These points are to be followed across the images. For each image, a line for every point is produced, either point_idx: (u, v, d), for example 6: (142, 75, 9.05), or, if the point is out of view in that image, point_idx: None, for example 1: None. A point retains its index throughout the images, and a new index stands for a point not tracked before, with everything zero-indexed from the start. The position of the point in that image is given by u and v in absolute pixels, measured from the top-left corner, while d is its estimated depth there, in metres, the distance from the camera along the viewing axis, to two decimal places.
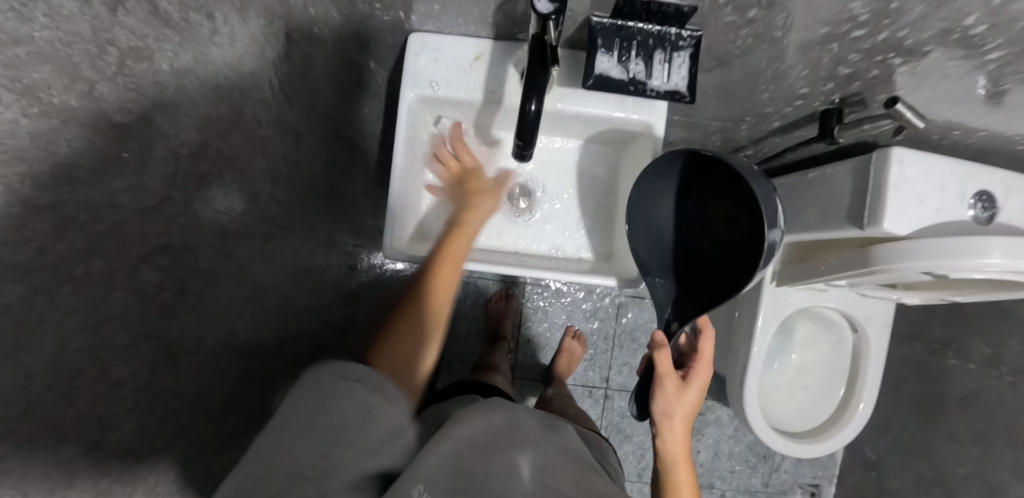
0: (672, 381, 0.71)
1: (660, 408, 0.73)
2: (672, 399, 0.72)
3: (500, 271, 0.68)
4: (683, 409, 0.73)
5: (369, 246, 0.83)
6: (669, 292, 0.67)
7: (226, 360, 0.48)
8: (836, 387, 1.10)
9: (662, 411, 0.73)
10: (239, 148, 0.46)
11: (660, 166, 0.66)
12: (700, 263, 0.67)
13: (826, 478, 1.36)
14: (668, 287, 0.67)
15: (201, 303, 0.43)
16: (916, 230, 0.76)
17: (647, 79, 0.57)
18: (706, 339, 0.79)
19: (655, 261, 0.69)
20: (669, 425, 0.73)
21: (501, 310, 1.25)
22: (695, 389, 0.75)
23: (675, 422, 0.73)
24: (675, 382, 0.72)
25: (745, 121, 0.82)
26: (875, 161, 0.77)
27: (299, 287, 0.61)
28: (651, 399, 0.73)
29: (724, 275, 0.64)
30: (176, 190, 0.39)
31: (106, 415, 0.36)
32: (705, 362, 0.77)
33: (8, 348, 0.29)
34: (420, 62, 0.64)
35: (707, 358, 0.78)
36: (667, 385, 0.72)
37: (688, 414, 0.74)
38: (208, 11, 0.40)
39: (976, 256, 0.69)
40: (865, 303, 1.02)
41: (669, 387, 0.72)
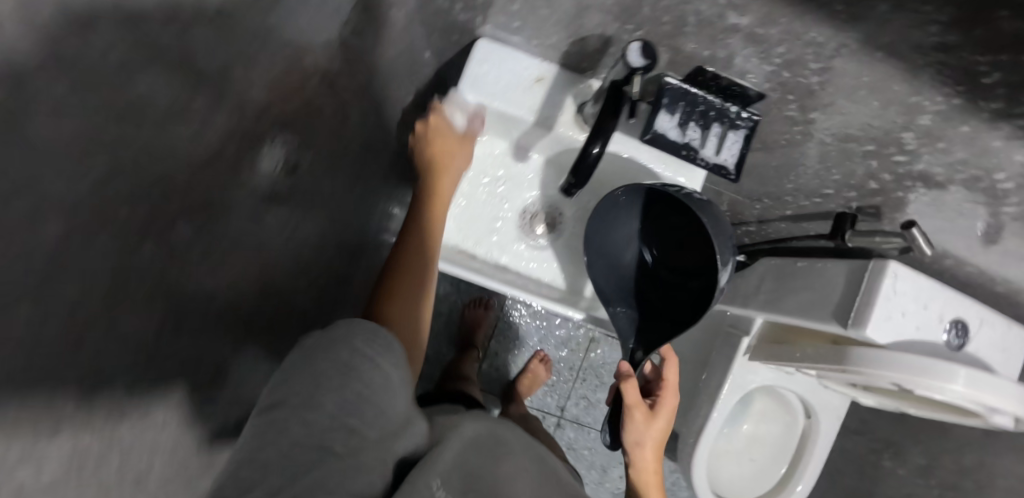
0: (641, 411, 0.71)
1: (630, 438, 0.73)
2: (641, 428, 0.72)
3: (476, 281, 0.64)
4: (651, 436, 0.73)
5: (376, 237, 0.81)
6: (631, 321, 0.66)
7: (223, 326, 0.45)
8: (777, 463, 1.16)
9: (633, 441, 0.73)
10: (295, 117, 0.45)
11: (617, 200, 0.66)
12: (660, 293, 0.67)
13: None
14: (630, 317, 0.67)
15: (220, 267, 0.41)
16: (895, 342, 0.80)
17: (700, 148, 0.58)
18: (671, 367, 0.78)
19: (616, 296, 0.68)
20: (637, 452, 0.73)
21: (476, 318, 1.25)
22: (663, 417, 0.75)
23: (644, 450, 0.73)
24: (644, 412, 0.72)
25: (762, 201, 0.86)
26: (871, 269, 0.81)
27: (309, 265, 0.59)
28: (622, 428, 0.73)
29: (685, 303, 0.64)
30: (228, 150, 0.37)
31: (113, 369, 0.33)
32: (671, 389, 0.77)
33: (39, 288, 0.26)
34: (482, 69, 0.63)
35: (670, 387, 0.77)
36: (636, 415, 0.71)
37: (658, 442, 0.74)
38: None
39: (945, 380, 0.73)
40: (824, 393, 1.08)
41: (637, 417, 0.71)
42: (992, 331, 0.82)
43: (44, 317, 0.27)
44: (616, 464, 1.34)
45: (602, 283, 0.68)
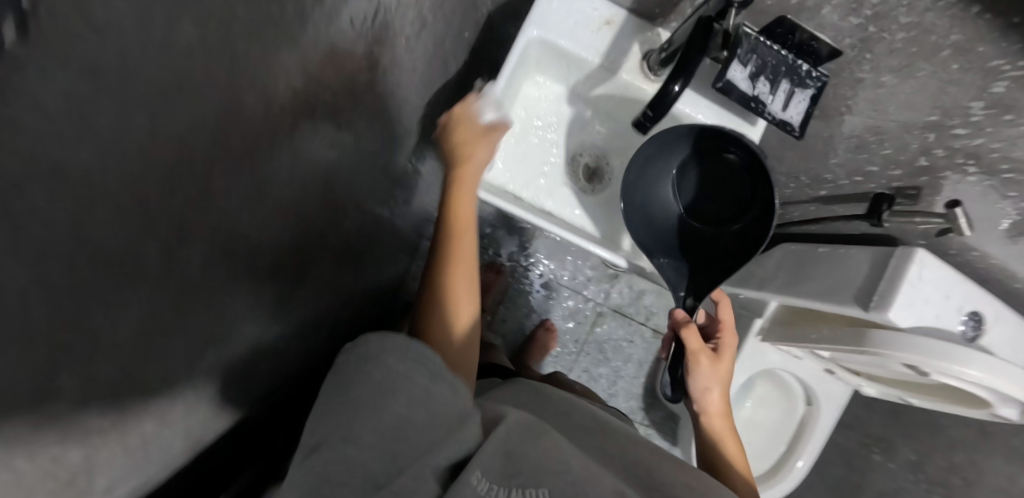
0: (706, 356, 0.74)
1: (698, 384, 0.76)
2: (708, 374, 0.76)
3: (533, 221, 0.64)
4: (718, 375, 0.77)
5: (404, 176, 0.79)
6: (677, 269, 0.67)
7: (279, 220, 0.43)
8: (774, 448, 1.17)
9: (701, 386, 0.76)
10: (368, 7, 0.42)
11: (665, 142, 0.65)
12: (701, 242, 0.69)
13: None
14: (676, 266, 0.68)
15: (284, 149, 0.39)
16: (915, 326, 0.82)
17: (768, 102, 0.59)
18: (724, 308, 0.82)
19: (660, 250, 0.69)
20: (705, 392, 0.76)
21: (488, 282, 1.24)
22: (727, 359, 0.78)
23: (714, 389, 0.76)
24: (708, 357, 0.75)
25: (799, 179, 0.87)
26: (898, 255, 0.83)
27: (350, 178, 0.57)
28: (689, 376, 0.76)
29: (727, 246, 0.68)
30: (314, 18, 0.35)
31: (187, 220, 0.31)
32: (729, 330, 0.81)
33: (127, 82, 0.23)
34: (553, 5, 0.62)
35: (728, 328, 0.81)
36: (701, 361, 0.75)
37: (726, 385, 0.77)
38: None
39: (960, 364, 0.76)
40: (826, 382, 1.09)
41: (703, 362, 0.75)
42: (1007, 328, 0.84)
43: (125, 119, 0.24)
44: None
45: (646, 234, 0.69)
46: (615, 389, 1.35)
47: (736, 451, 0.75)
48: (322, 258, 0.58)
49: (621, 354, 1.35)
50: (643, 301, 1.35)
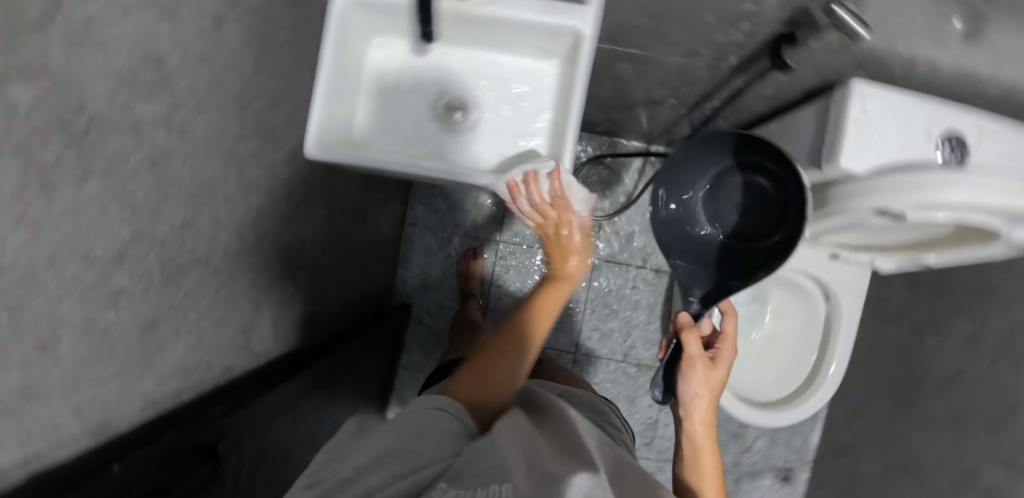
0: (700, 362, 0.73)
1: (688, 391, 0.73)
2: (700, 381, 0.73)
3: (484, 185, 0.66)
4: (710, 386, 0.73)
5: (310, 181, 0.85)
6: (687, 273, 0.85)
7: (116, 214, 0.49)
8: (805, 358, 1.06)
9: (691, 394, 0.73)
10: (174, 9, 0.51)
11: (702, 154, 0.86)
12: (728, 255, 0.86)
13: (800, 462, 1.27)
14: (685, 268, 0.86)
15: (88, 146, 0.45)
16: (875, 169, 0.74)
17: None
18: (729, 316, 0.81)
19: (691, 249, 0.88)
20: (693, 406, 0.72)
21: (469, 269, 1.29)
22: (724, 366, 0.75)
23: (703, 402, 0.72)
24: (704, 363, 0.73)
25: (702, 55, 0.82)
26: (838, 97, 0.75)
27: (226, 176, 0.64)
28: (681, 382, 0.74)
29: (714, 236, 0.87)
30: (102, 17, 0.44)
31: None
32: (733, 337, 0.78)
33: None
34: None
35: (729, 335, 0.78)
36: (696, 366, 0.73)
37: (717, 396, 0.73)
38: None
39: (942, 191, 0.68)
40: (838, 269, 1.00)
41: (697, 368, 0.73)
42: (994, 143, 0.73)
43: None
44: (644, 393, 1.31)
45: (671, 242, 0.89)
46: (630, 341, 1.32)
47: (711, 465, 0.69)
48: (215, 256, 0.64)
49: (628, 303, 1.31)
50: (634, 246, 1.32)
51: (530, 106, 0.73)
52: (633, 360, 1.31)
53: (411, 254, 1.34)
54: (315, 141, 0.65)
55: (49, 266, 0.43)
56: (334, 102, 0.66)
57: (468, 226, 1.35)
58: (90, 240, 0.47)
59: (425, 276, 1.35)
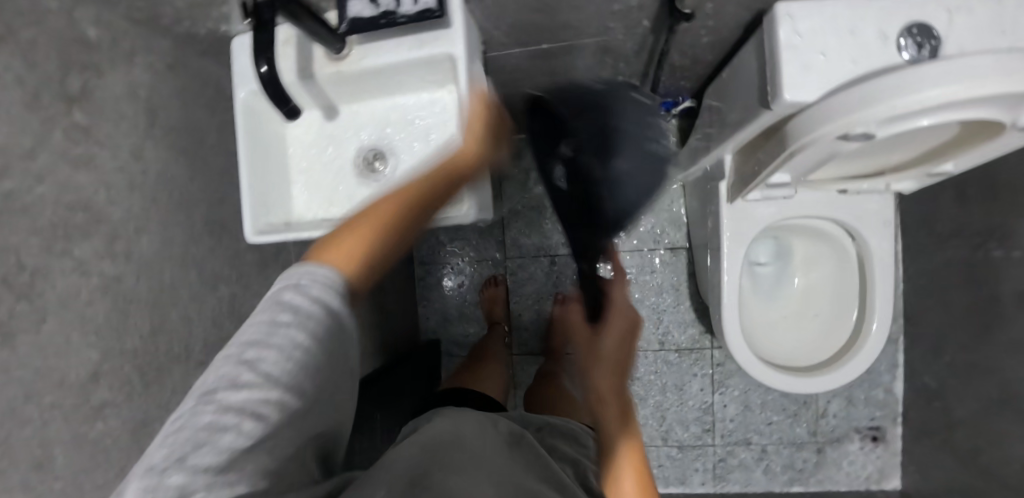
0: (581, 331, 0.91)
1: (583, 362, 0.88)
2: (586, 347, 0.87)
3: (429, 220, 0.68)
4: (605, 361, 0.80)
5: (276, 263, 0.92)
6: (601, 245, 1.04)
7: (80, 341, 0.57)
8: (848, 308, 0.93)
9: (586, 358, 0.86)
10: (88, 157, 0.59)
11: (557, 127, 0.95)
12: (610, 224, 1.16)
13: (889, 418, 1.12)
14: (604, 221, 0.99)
15: (37, 294, 0.53)
16: (828, 91, 0.65)
17: (395, 8, 0.59)
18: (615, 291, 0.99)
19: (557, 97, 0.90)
20: (602, 414, 0.72)
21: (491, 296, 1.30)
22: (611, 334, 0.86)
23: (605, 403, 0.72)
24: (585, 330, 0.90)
25: (612, 28, 0.78)
26: (767, 26, 0.69)
27: (183, 279, 0.72)
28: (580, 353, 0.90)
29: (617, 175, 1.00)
30: (18, 188, 0.52)
31: None
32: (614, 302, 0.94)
33: None
34: (242, 61, 0.69)
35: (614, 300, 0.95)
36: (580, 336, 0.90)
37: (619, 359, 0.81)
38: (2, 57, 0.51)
39: (909, 95, 0.57)
40: (854, 202, 0.88)
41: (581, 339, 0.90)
42: (969, 20, 0.62)
43: None
44: (691, 378, 1.21)
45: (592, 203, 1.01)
46: (663, 327, 1.23)
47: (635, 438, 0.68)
48: (188, 353, 0.73)
49: (653, 289, 1.23)
50: (642, 229, 1.24)
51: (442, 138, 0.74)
52: (672, 346, 1.22)
53: (428, 292, 1.39)
54: (253, 226, 0.71)
55: (27, 401, 0.52)
56: (261, 188, 0.72)
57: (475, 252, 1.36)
58: (61, 369, 0.55)
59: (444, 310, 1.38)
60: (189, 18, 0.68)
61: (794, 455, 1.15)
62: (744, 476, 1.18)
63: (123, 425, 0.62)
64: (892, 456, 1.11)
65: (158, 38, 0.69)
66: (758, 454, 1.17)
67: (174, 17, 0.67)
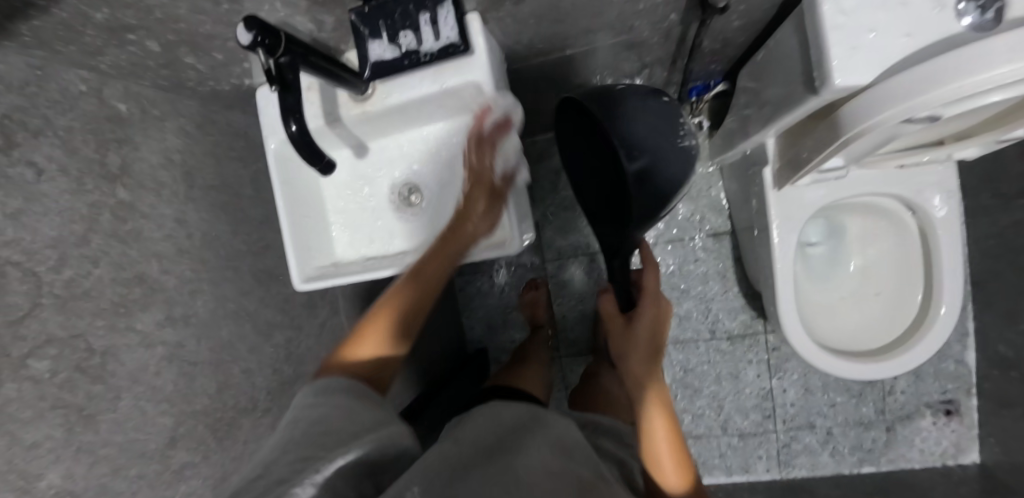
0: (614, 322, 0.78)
1: (617, 352, 0.75)
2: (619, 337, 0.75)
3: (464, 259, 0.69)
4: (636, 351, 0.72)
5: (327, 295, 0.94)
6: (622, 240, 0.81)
7: (156, 410, 0.60)
8: (913, 284, 0.87)
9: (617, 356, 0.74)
10: (137, 232, 0.61)
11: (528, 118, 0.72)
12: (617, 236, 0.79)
13: (963, 390, 1.06)
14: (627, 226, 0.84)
15: (109, 373, 0.56)
16: (883, 74, 0.61)
17: (419, 47, 0.58)
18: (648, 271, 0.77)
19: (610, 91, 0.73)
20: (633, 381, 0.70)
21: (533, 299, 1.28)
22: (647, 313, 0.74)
23: (635, 365, 0.70)
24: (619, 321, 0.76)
25: (638, 26, 0.74)
26: (807, 7, 0.63)
27: (243, 332, 0.74)
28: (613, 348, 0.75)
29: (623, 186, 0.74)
30: (78, 275, 0.55)
31: (29, 468, 0.48)
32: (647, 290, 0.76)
33: None
34: (269, 112, 0.70)
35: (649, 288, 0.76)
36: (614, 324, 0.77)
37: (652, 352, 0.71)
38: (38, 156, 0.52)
39: (983, 70, 0.52)
40: (913, 174, 0.81)
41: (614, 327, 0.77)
42: None
43: None
44: (746, 365, 1.18)
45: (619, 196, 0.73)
46: (712, 315, 1.20)
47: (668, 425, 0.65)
48: (258, 400, 0.75)
49: (697, 278, 1.20)
50: (680, 218, 1.20)
51: None
52: (723, 334, 1.19)
53: (471, 302, 1.39)
54: (301, 275, 0.72)
55: (114, 476, 0.54)
56: (304, 235, 0.73)
57: (513, 257, 1.35)
58: (143, 441, 0.58)
59: (488, 317, 1.38)
60: (212, 78, 0.68)
61: (861, 436, 1.11)
62: (810, 460, 1.15)
63: (204, 483, 0.64)
64: (968, 429, 1.06)
65: (186, 100, 0.70)
66: (823, 436, 1.14)
67: (197, 78, 0.67)
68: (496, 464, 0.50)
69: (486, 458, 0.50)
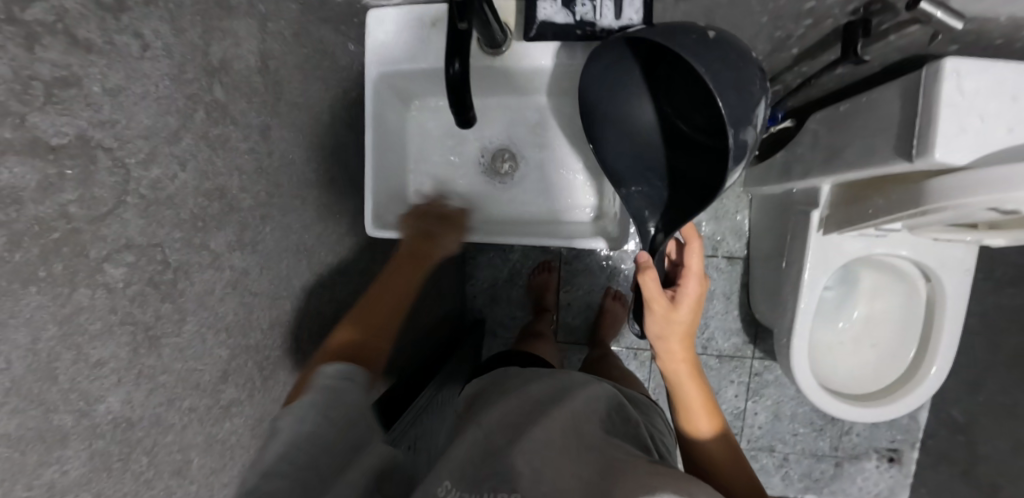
0: (659, 304, 0.66)
1: (653, 331, 0.70)
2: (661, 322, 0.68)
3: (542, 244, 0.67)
4: (677, 334, 0.70)
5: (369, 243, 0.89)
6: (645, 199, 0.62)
7: (214, 340, 0.54)
8: (908, 344, 0.97)
9: (655, 334, 0.70)
10: (224, 139, 0.54)
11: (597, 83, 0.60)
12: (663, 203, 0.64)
13: (908, 443, 1.20)
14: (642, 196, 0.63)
15: (179, 293, 0.50)
16: (978, 157, 0.65)
17: (594, 19, 0.57)
18: (692, 248, 0.69)
19: (693, 41, 0.50)
20: (666, 356, 0.71)
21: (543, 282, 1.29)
22: (687, 307, 0.68)
23: (672, 344, 0.70)
24: (664, 304, 0.67)
25: (760, 50, 0.75)
26: (925, 77, 0.66)
27: (298, 269, 0.68)
28: (644, 322, 0.70)
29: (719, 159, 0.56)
30: (164, 176, 0.47)
31: (91, 389, 0.42)
32: (694, 275, 0.69)
33: None
34: (380, 39, 0.65)
35: (693, 271, 0.69)
36: (655, 308, 0.66)
37: (688, 328, 0.70)
38: (142, 31, 0.43)
39: None
40: (941, 248, 0.89)
41: (656, 311, 0.66)
42: None
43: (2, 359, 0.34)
44: (729, 384, 1.26)
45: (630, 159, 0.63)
46: (708, 332, 1.26)
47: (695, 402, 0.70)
48: (299, 343, 0.70)
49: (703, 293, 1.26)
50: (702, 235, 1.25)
51: (580, 146, 0.72)
52: (714, 351, 1.26)
53: (480, 271, 1.37)
54: (375, 220, 0.68)
55: (168, 407, 0.49)
56: (385, 177, 0.69)
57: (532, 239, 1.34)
58: (198, 374, 0.52)
59: (492, 291, 1.37)
60: None
61: (813, 465, 1.24)
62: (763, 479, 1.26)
63: (243, 422, 0.59)
64: (903, 477, 1.21)
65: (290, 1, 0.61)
66: (779, 460, 1.25)
67: None
68: (520, 431, 0.56)
69: (513, 429, 0.57)
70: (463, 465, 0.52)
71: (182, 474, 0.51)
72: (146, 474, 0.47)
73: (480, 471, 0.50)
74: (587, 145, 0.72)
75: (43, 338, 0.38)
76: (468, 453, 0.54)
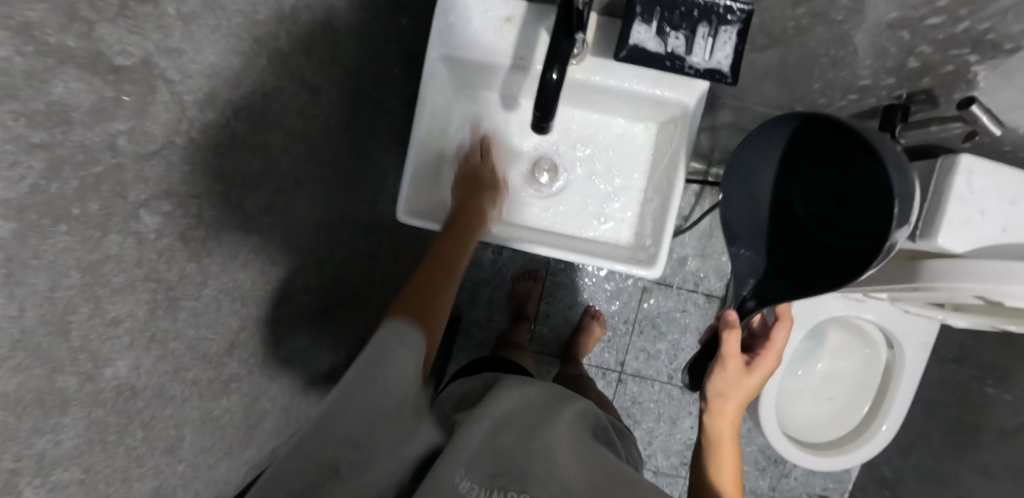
0: (734, 364, 0.78)
1: (716, 388, 0.79)
2: (730, 381, 0.79)
3: (575, 260, 0.67)
4: (737, 396, 0.79)
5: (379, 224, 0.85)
6: (753, 264, 0.70)
7: (226, 309, 0.49)
8: (862, 401, 1.05)
9: (718, 389, 0.79)
10: (277, 92, 0.49)
11: (753, 145, 0.68)
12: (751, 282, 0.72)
13: (838, 491, 1.30)
14: (751, 259, 0.70)
15: (205, 252, 0.44)
16: (975, 249, 0.71)
17: (686, 55, 0.54)
18: (780, 328, 0.85)
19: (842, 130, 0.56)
20: (717, 413, 0.79)
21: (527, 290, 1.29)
22: (758, 375, 0.81)
23: (728, 404, 0.78)
24: (737, 366, 0.79)
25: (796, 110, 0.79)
26: (939, 167, 0.71)
27: (316, 242, 0.63)
28: (709, 377, 0.80)
29: (834, 267, 0.62)
30: (217, 121, 0.42)
31: (101, 349, 0.36)
32: (774, 351, 0.83)
33: (10, 268, 0.28)
34: (447, 20, 0.61)
35: (775, 347, 0.84)
36: (729, 366, 0.78)
37: (743, 399, 0.79)
38: None
39: None
40: (907, 320, 0.97)
41: (730, 369, 0.78)
42: None
43: (17, 307, 0.28)
44: (687, 415, 1.31)
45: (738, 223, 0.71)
46: (676, 363, 1.31)
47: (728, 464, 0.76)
48: (301, 321, 0.65)
49: (678, 325, 1.30)
50: (686, 269, 1.30)
51: (621, 168, 0.73)
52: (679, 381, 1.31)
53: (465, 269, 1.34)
54: (407, 206, 0.65)
55: (173, 376, 0.44)
56: (423, 164, 0.66)
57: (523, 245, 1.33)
58: (205, 344, 0.47)
59: (474, 290, 1.34)
60: None
61: None
62: None
63: (238, 401, 0.55)
64: None
65: None
66: None
67: None
68: (531, 438, 0.53)
69: (524, 435, 0.54)
70: (478, 457, 0.47)
71: (172, 452, 0.45)
72: (138, 450, 0.41)
73: (500, 466, 0.46)
74: (628, 168, 0.73)
75: (63, 286, 0.32)
76: (477, 448, 0.49)
